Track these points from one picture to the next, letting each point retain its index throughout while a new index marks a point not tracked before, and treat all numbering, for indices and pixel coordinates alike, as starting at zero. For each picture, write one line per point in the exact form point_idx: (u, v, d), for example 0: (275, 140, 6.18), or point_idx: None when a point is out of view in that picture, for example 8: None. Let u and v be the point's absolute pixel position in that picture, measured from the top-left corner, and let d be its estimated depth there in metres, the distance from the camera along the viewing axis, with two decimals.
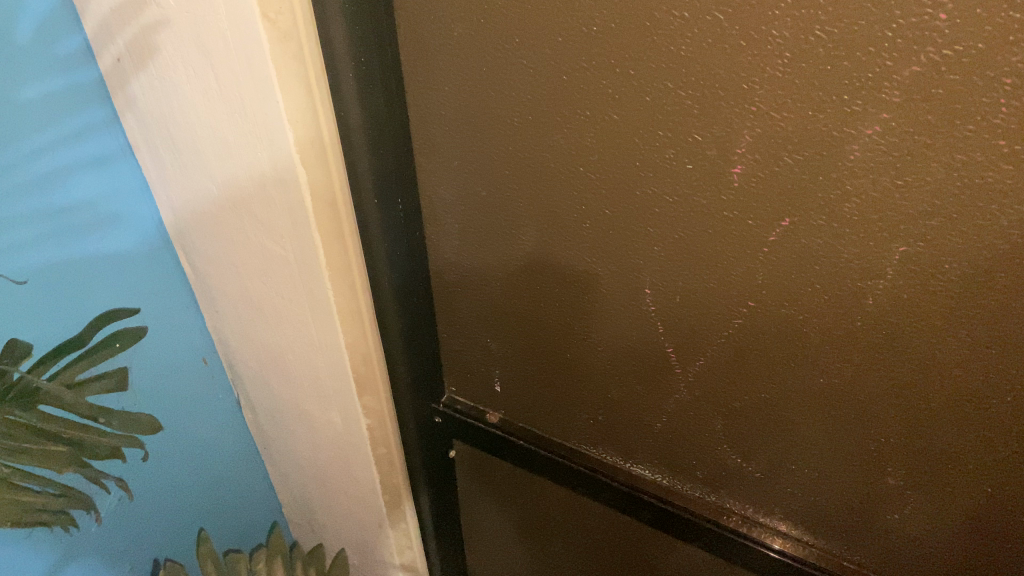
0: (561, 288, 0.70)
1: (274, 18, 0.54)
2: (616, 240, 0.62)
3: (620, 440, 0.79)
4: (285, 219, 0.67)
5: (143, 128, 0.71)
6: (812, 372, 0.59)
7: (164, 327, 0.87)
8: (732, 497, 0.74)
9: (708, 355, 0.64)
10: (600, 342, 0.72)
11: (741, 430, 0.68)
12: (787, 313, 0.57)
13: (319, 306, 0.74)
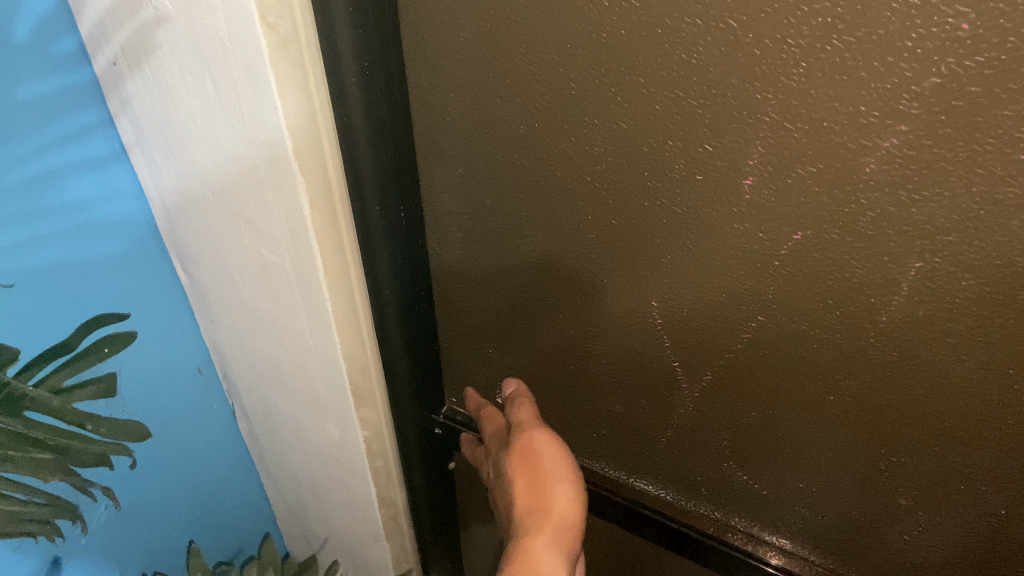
0: (571, 298, 0.58)
1: (275, 24, 0.42)
2: (637, 246, 0.50)
3: (621, 453, 0.65)
4: (289, 257, 0.55)
5: (138, 133, 0.57)
6: (819, 391, 0.49)
7: (169, 365, 0.73)
8: (737, 514, 0.61)
9: (717, 369, 0.53)
10: (605, 354, 0.59)
11: (733, 450, 0.57)
12: (801, 331, 0.47)
13: (326, 359, 0.62)
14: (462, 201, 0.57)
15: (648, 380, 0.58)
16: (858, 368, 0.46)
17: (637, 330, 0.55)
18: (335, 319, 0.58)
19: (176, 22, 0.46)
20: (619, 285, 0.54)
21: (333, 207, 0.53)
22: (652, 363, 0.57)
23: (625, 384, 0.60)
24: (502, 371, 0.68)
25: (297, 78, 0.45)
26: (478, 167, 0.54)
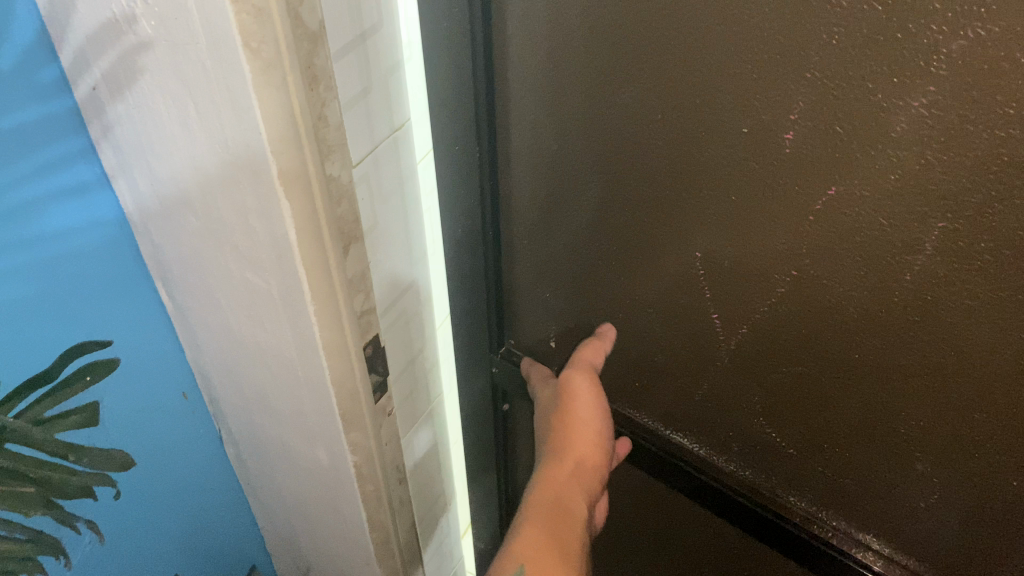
0: (620, 249, 0.60)
1: (258, 48, 0.42)
2: (684, 196, 0.53)
3: (661, 406, 0.68)
4: (275, 281, 0.55)
5: (121, 159, 0.56)
6: (842, 347, 0.51)
7: (153, 391, 0.72)
8: (764, 473, 0.63)
9: (752, 322, 0.55)
10: (649, 306, 0.62)
11: (764, 410, 0.59)
12: (829, 287, 0.49)
13: (315, 384, 0.61)
14: (529, 145, 0.60)
15: (688, 333, 0.60)
16: (878, 326, 0.48)
17: (679, 282, 0.58)
18: (323, 344, 0.57)
19: (159, 47, 0.45)
20: (666, 236, 0.56)
21: (320, 231, 0.52)
22: (691, 313, 0.59)
23: (664, 350, 0.64)
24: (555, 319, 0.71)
25: (281, 102, 0.45)
26: (548, 114, 0.57)
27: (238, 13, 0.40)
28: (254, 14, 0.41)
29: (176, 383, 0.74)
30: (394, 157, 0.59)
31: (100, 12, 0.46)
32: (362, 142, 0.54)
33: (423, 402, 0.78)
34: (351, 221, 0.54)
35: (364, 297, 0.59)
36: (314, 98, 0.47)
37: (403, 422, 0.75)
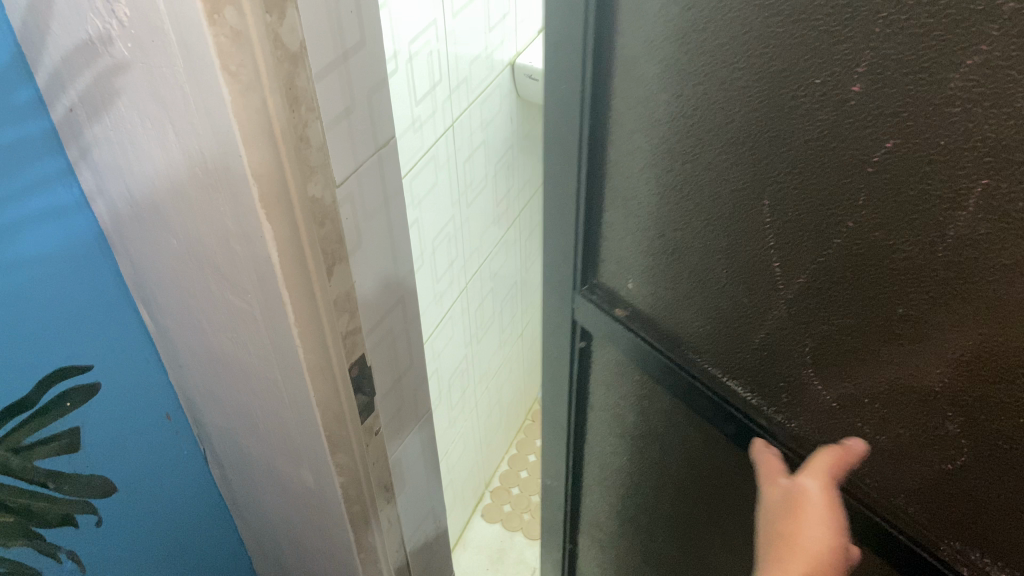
0: (635, 205, 0.56)
1: (236, 71, 0.41)
2: (693, 158, 0.49)
3: (648, 378, 0.66)
4: (256, 303, 0.54)
5: (99, 181, 0.55)
6: (800, 326, 0.49)
7: (130, 408, 0.72)
8: (732, 455, 0.62)
9: (731, 295, 0.53)
10: (648, 269, 0.59)
11: (787, 403, 0.53)
12: (804, 261, 0.46)
13: (298, 406, 0.61)
14: (635, 61, 0.50)
15: (679, 299, 0.57)
16: (830, 308, 0.46)
17: (674, 246, 0.55)
18: (307, 366, 0.56)
19: (136, 70, 0.44)
20: (666, 197, 0.53)
21: (302, 253, 0.51)
22: (684, 278, 0.56)
23: (728, 333, 0.55)
24: (627, 267, 0.61)
25: (262, 126, 0.44)
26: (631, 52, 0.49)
27: (216, 36, 0.40)
28: (232, 37, 0.40)
29: (156, 400, 0.74)
30: (378, 177, 0.57)
31: (76, 34, 0.45)
32: (345, 162, 0.53)
33: (412, 418, 0.75)
34: (334, 241, 0.53)
35: (349, 318, 0.59)
36: (295, 120, 0.46)
37: (390, 441, 0.73)
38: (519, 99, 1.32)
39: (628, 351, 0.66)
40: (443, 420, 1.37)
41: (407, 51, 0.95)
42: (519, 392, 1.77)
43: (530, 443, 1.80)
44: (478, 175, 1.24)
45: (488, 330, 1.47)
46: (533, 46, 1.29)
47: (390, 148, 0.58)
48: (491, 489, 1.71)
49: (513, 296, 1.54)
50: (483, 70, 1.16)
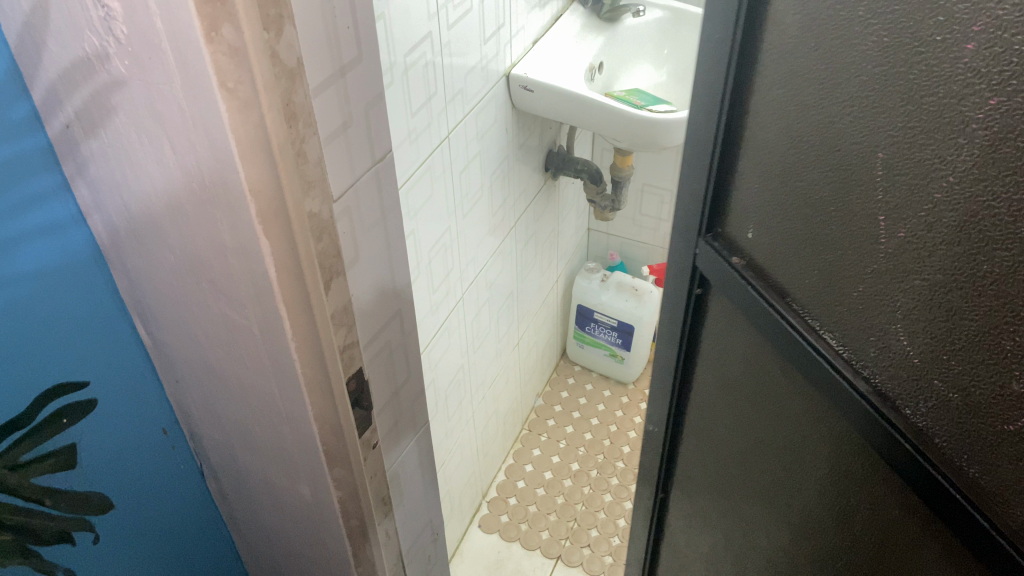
0: (760, 143, 0.46)
1: (234, 88, 0.41)
2: (826, 87, 0.39)
3: (726, 360, 0.56)
4: (254, 318, 0.54)
5: (96, 197, 0.55)
6: (897, 311, 0.38)
7: (126, 421, 0.72)
8: (795, 471, 0.51)
9: (827, 262, 0.42)
10: (757, 222, 0.48)
11: (885, 365, 0.40)
12: (915, 226, 0.35)
13: (296, 419, 0.60)
14: None
15: (778, 261, 0.47)
16: (939, 291, 0.35)
17: (779, 198, 0.45)
18: (303, 380, 0.56)
19: (134, 87, 0.44)
20: (783, 133, 0.43)
21: (301, 267, 0.51)
22: (789, 234, 0.45)
23: (833, 276, 0.42)
24: (741, 215, 0.50)
25: (260, 142, 0.44)
26: None
27: (213, 53, 0.40)
28: (230, 54, 0.40)
29: (151, 412, 0.74)
30: (376, 190, 0.57)
31: (73, 51, 0.45)
32: (343, 176, 0.53)
33: (411, 429, 0.75)
34: (332, 256, 0.53)
35: (346, 332, 0.58)
36: (293, 135, 0.46)
37: (389, 454, 0.72)
38: (515, 110, 1.32)
39: (739, 307, 0.52)
40: (440, 430, 1.37)
41: (402, 63, 0.95)
42: (516, 402, 1.77)
43: (527, 453, 1.79)
44: (474, 185, 1.24)
45: (484, 340, 1.47)
46: (528, 58, 1.30)
47: (387, 162, 0.58)
48: (488, 499, 1.71)
49: (509, 306, 1.54)
50: (478, 82, 1.17)
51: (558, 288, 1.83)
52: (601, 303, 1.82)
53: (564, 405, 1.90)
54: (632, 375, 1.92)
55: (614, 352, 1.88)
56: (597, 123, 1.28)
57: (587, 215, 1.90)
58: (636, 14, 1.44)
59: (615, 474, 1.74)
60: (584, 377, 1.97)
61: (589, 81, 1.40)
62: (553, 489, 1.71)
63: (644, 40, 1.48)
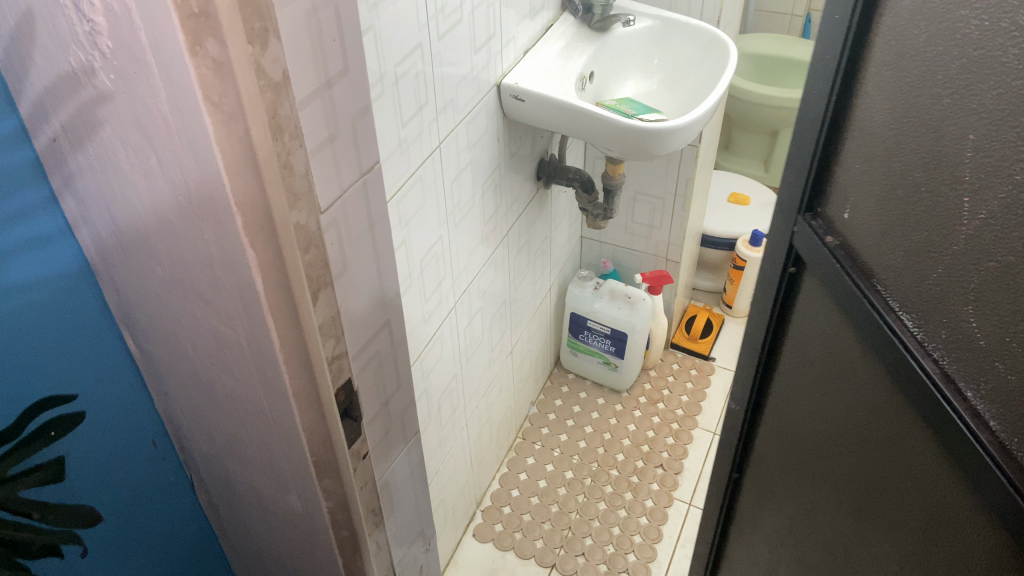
0: (866, 133, 0.51)
1: (217, 101, 0.41)
2: (929, 79, 0.44)
3: (811, 333, 0.62)
4: (242, 330, 0.54)
5: (83, 210, 0.55)
6: (965, 283, 0.42)
7: (113, 430, 0.72)
8: (849, 425, 0.56)
9: (910, 241, 0.47)
10: (855, 207, 0.53)
11: (954, 345, 0.43)
12: (988, 203, 0.39)
13: (284, 430, 0.60)
14: None
15: (868, 242, 0.52)
16: (1002, 264, 0.39)
17: (879, 182, 0.50)
18: (291, 391, 0.56)
19: (119, 101, 0.44)
20: (886, 120, 0.48)
21: (288, 280, 0.51)
22: (879, 218, 0.50)
23: (918, 258, 0.46)
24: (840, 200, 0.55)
25: (245, 156, 0.44)
26: None
27: (196, 66, 0.40)
28: (214, 68, 0.40)
29: (139, 422, 0.74)
30: (363, 202, 0.57)
31: (59, 64, 0.46)
32: (330, 188, 0.53)
33: (401, 440, 0.75)
34: (320, 267, 0.53)
35: (334, 342, 0.58)
36: (279, 148, 0.46)
37: (378, 464, 0.72)
38: (506, 120, 1.33)
39: (828, 283, 0.57)
40: (433, 439, 1.37)
41: (392, 73, 0.95)
42: (509, 410, 1.77)
43: (521, 462, 1.79)
44: (466, 194, 1.24)
45: (477, 348, 1.47)
46: (519, 67, 1.30)
47: (375, 173, 0.58)
48: (482, 508, 1.70)
49: (502, 314, 1.54)
50: (469, 91, 1.17)
51: (551, 297, 1.83)
52: (594, 311, 1.82)
53: (558, 413, 1.90)
54: (625, 383, 1.92)
55: (608, 360, 1.88)
56: (588, 131, 1.28)
57: (580, 224, 1.90)
58: (625, 24, 1.46)
59: (610, 482, 1.74)
60: (578, 385, 1.97)
61: (580, 90, 1.41)
62: (547, 497, 1.70)
63: (633, 50, 1.49)
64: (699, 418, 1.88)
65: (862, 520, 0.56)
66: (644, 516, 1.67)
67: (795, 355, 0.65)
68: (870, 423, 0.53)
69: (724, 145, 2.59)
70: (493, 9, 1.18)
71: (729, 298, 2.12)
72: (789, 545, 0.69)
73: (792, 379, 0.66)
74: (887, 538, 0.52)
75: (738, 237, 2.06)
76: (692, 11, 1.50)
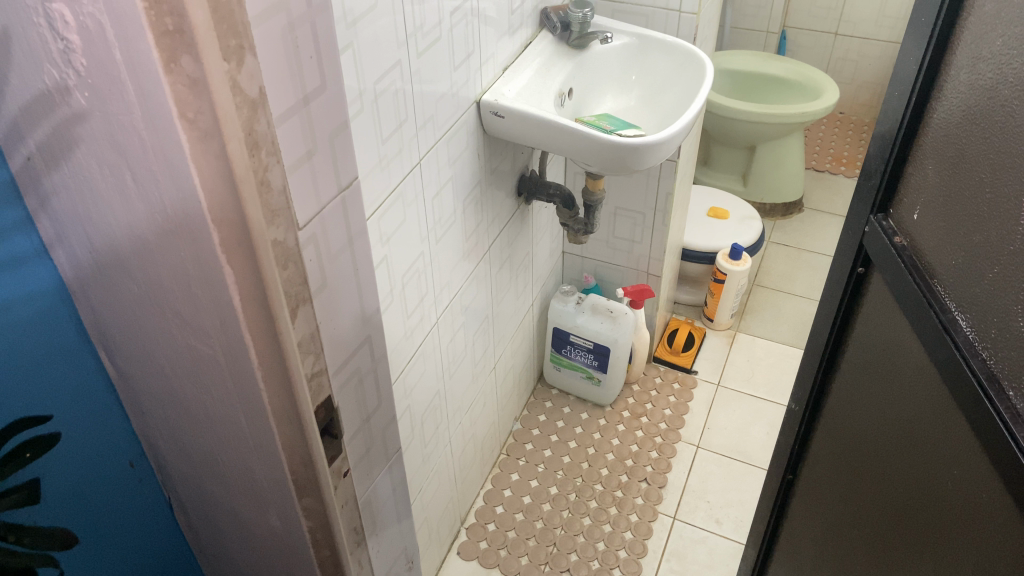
0: (942, 143, 0.62)
1: (194, 118, 0.41)
2: (1001, 101, 0.54)
3: (878, 323, 0.75)
4: (219, 348, 0.53)
5: (58, 229, 0.55)
6: (1017, 279, 0.53)
7: (85, 447, 0.72)
8: (904, 402, 0.70)
9: (973, 243, 0.58)
10: (925, 209, 0.65)
11: (997, 343, 0.55)
12: None
13: (263, 448, 0.60)
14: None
15: (936, 239, 0.63)
16: None
17: (948, 188, 0.61)
18: (270, 408, 0.56)
19: (94, 119, 0.44)
20: (961, 132, 0.59)
21: (266, 298, 0.50)
22: (947, 219, 0.61)
23: (970, 262, 0.58)
24: (910, 202, 0.68)
25: (220, 172, 0.44)
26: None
27: (172, 84, 0.40)
28: (189, 85, 0.40)
29: (114, 440, 0.74)
30: (343, 219, 0.57)
31: (34, 83, 0.45)
32: (308, 204, 0.53)
33: (382, 458, 0.75)
34: (298, 283, 0.52)
35: (314, 359, 0.58)
36: (256, 164, 0.45)
37: (359, 482, 0.71)
38: (487, 136, 1.34)
39: (891, 275, 0.69)
40: (416, 457, 1.36)
41: (372, 90, 0.95)
42: (493, 426, 1.76)
43: (505, 478, 1.78)
44: (447, 211, 1.24)
45: (460, 364, 1.46)
46: (499, 84, 1.31)
47: (353, 190, 0.58)
48: (467, 525, 1.69)
49: (484, 329, 1.54)
50: (449, 108, 1.18)
51: (534, 311, 1.83)
52: (577, 326, 1.82)
53: (542, 428, 1.90)
54: (609, 397, 1.92)
55: (591, 375, 1.88)
56: (567, 146, 1.29)
57: (561, 239, 1.91)
58: (603, 41, 1.47)
59: (595, 497, 1.73)
60: (561, 400, 1.97)
61: (559, 107, 1.42)
62: (532, 514, 1.70)
63: (611, 66, 1.50)
64: (683, 431, 1.89)
65: (910, 478, 0.69)
66: (629, 531, 1.67)
67: (861, 345, 0.79)
68: (926, 401, 0.66)
69: (703, 160, 2.62)
70: (472, 27, 1.19)
71: (711, 311, 2.13)
72: (846, 508, 0.83)
73: (856, 367, 0.80)
74: (922, 494, 0.67)
75: (718, 250, 2.07)
76: (669, 27, 1.51)
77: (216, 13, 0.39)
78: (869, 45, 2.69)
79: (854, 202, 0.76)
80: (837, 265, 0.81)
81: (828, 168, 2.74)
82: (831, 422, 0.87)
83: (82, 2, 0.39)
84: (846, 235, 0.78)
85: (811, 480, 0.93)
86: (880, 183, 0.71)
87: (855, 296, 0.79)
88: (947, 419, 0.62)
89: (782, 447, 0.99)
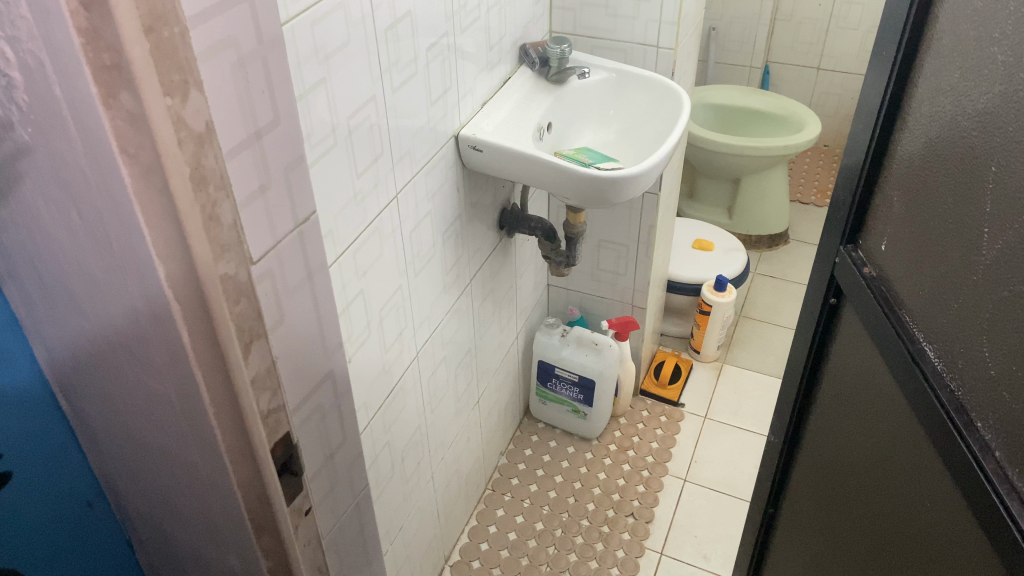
0: (907, 172, 0.62)
1: (134, 154, 0.41)
2: (960, 132, 0.54)
3: (851, 352, 0.74)
4: (170, 383, 0.53)
5: (9, 266, 0.55)
6: (981, 311, 0.52)
7: (37, 481, 0.72)
8: (878, 430, 0.69)
9: (938, 271, 0.58)
10: (892, 237, 0.65)
11: (964, 373, 0.55)
12: (1001, 239, 0.50)
13: (218, 484, 0.58)
14: (954, 31, 0.55)
15: (904, 267, 0.63)
16: (1006, 294, 0.49)
17: (914, 219, 0.61)
18: (223, 445, 0.55)
19: (38, 155, 0.44)
20: (924, 165, 0.60)
21: (216, 332, 0.50)
22: (916, 249, 0.61)
23: (937, 292, 0.58)
24: (878, 233, 0.68)
25: (165, 207, 0.43)
26: (960, 27, 0.54)
27: (112, 119, 0.40)
28: (129, 120, 0.40)
29: (68, 479, 0.73)
30: (301, 253, 0.57)
31: None
32: (263, 238, 0.53)
33: (347, 495, 0.73)
34: (252, 318, 0.51)
35: (271, 396, 0.56)
36: (203, 200, 0.45)
37: (323, 521, 0.70)
38: (466, 170, 1.34)
39: (863, 307, 0.69)
40: (396, 494, 1.34)
41: (345, 125, 0.96)
42: (478, 460, 1.74)
43: (490, 514, 1.76)
44: (425, 243, 1.24)
45: (441, 400, 1.45)
46: (476, 118, 1.33)
47: (312, 224, 0.58)
48: (451, 563, 1.67)
49: (467, 363, 1.53)
50: (427, 142, 1.19)
51: (519, 345, 1.83)
52: (562, 358, 1.81)
53: (528, 463, 1.88)
54: (595, 431, 1.90)
55: (576, 408, 1.87)
56: (546, 180, 1.29)
57: (546, 271, 1.91)
58: (581, 76, 1.49)
59: (581, 533, 1.71)
60: (548, 434, 1.95)
61: (538, 140, 1.43)
62: (517, 550, 1.67)
63: (591, 100, 1.52)
64: (670, 464, 1.87)
65: (887, 507, 0.68)
66: (616, 567, 1.64)
67: (837, 378, 0.78)
68: (900, 431, 0.65)
69: (688, 193, 2.63)
70: (450, 62, 1.20)
71: (697, 343, 2.12)
72: (827, 539, 0.81)
73: (833, 400, 0.79)
74: (900, 530, 0.66)
75: (703, 282, 2.08)
76: (647, 61, 1.53)
77: (158, 49, 0.39)
78: (851, 79, 2.72)
79: (829, 232, 0.76)
80: (812, 295, 0.80)
81: (813, 200, 2.75)
82: (810, 450, 0.85)
83: (21, 39, 0.39)
84: (820, 264, 0.78)
85: (792, 513, 0.92)
86: (851, 216, 0.71)
87: (830, 326, 0.79)
88: (922, 454, 0.61)
89: (763, 479, 0.97)
